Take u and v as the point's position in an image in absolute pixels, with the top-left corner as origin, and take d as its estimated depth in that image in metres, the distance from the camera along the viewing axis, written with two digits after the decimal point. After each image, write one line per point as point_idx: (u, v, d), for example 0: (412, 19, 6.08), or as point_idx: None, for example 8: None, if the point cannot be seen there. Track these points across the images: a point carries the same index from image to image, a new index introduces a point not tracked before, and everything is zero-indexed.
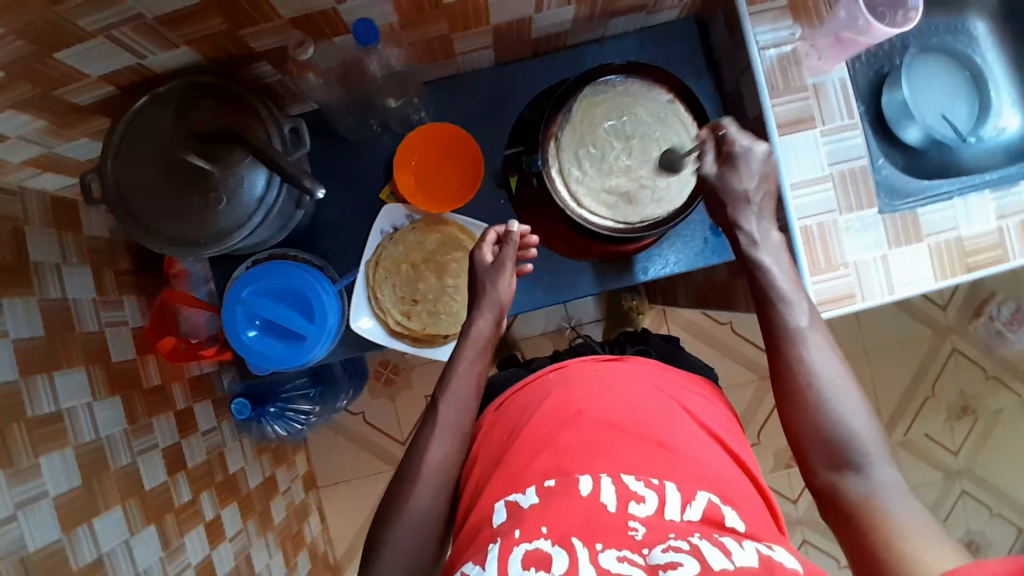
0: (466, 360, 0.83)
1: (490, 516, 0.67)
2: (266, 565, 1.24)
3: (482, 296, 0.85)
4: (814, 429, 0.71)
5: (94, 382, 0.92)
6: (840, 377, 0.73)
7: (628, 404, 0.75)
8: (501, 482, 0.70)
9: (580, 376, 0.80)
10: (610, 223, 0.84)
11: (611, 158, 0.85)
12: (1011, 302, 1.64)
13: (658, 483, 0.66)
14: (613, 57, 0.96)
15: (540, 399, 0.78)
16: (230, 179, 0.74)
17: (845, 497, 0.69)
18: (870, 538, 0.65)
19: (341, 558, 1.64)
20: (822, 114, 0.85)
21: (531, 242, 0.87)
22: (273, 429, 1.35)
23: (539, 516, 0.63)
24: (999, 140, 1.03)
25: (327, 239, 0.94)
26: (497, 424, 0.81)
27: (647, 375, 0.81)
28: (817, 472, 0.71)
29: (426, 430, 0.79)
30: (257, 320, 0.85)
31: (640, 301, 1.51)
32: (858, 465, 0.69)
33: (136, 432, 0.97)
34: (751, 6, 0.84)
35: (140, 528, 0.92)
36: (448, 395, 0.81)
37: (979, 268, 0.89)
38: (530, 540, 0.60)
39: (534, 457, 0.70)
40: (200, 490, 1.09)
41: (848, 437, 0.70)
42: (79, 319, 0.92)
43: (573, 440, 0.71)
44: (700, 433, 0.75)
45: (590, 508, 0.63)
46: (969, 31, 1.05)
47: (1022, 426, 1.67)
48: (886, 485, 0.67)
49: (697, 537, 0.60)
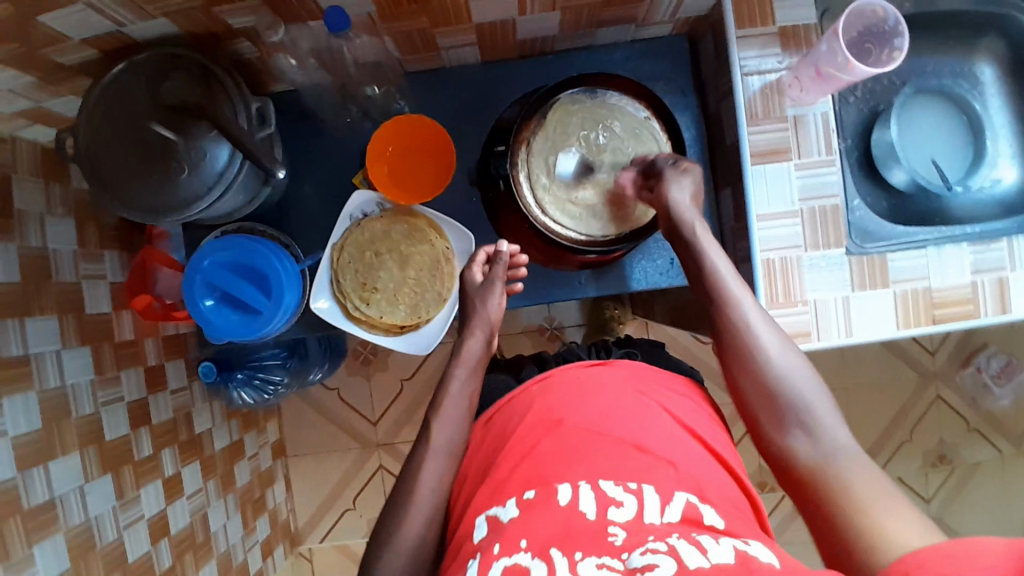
0: (457, 381, 0.83)
1: (472, 531, 0.66)
2: (221, 525, 1.26)
3: (473, 315, 0.87)
4: (765, 399, 0.73)
5: (65, 331, 0.93)
6: (784, 345, 0.75)
7: (603, 412, 0.72)
8: (484, 496, 0.69)
9: (561, 385, 0.77)
10: (573, 234, 0.85)
11: (579, 168, 0.86)
12: (1002, 355, 1.59)
13: (636, 487, 0.63)
14: (601, 66, 0.96)
15: (520, 412, 0.76)
16: (193, 151, 0.75)
17: (798, 462, 0.70)
18: (823, 494, 0.66)
19: (302, 527, 1.65)
20: (800, 148, 0.85)
21: (521, 263, 0.91)
22: (239, 396, 1.33)
23: (518, 529, 0.61)
24: (992, 193, 1.00)
25: (298, 218, 0.96)
26: (484, 437, 0.79)
27: (628, 376, 0.78)
28: (770, 440, 0.73)
29: (418, 453, 0.78)
30: (217, 290, 0.86)
31: (623, 311, 1.50)
32: (806, 424, 0.71)
33: (102, 383, 0.99)
34: (739, 29, 0.84)
35: (96, 474, 0.94)
36: (440, 418, 0.80)
37: (944, 321, 0.88)
38: (510, 555, 0.58)
39: (511, 471, 0.69)
40: (163, 446, 1.11)
41: (794, 399, 0.72)
42: (56, 269, 0.93)
43: (551, 450, 0.69)
44: (679, 432, 0.72)
45: (569, 517, 0.60)
46: (975, 76, 1.02)
47: (998, 482, 1.63)
48: (833, 440, 0.69)
49: (674, 537, 0.56)
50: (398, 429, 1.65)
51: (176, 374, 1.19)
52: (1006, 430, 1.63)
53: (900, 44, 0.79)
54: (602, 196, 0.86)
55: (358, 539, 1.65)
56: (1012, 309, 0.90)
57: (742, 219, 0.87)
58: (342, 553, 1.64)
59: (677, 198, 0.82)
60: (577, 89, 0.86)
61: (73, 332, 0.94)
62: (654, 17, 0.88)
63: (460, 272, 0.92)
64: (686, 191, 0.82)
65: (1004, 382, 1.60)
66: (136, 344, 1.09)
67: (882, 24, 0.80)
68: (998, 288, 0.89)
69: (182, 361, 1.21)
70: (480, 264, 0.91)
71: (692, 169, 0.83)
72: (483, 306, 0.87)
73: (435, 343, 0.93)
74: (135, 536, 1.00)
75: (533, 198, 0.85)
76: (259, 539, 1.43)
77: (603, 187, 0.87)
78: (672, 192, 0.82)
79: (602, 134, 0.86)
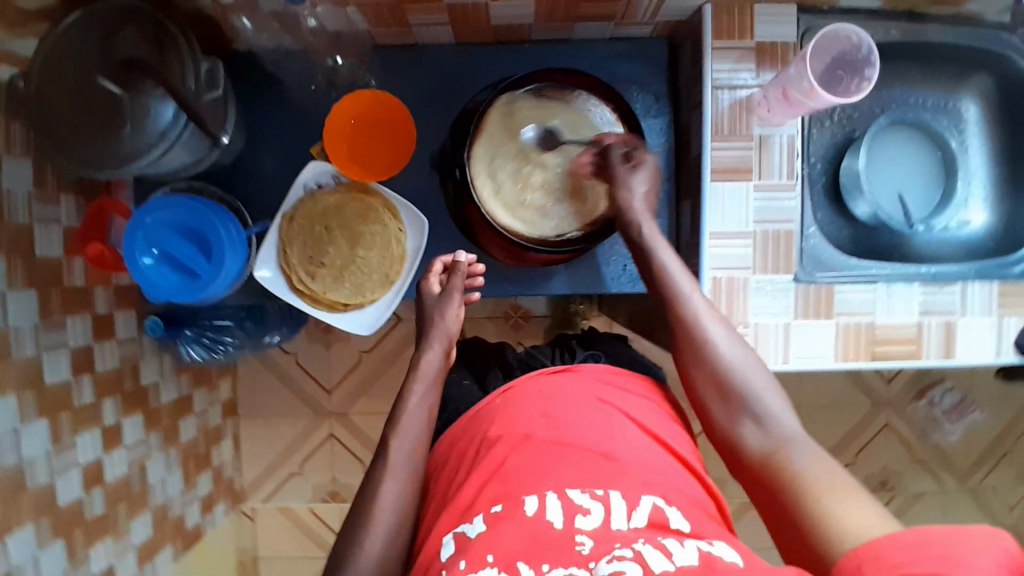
0: (417, 396, 0.78)
1: (438, 551, 0.62)
2: (160, 478, 1.20)
3: (432, 327, 0.85)
4: (712, 391, 0.75)
5: (12, 272, 0.85)
6: (736, 343, 0.77)
7: (564, 420, 0.69)
8: (450, 516, 0.64)
9: (521, 396, 0.73)
10: (516, 226, 0.86)
11: (528, 165, 0.87)
12: (956, 392, 1.56)
13: (603, 493, 0.61)
14: (576, 60, 0.94)
15: (482, 426, 0.72)
16: (137, 107, 0.73)
17: (746, 449, 0.71)
18: (775, 480, 0.67)
19: (247, 486, 1.57)
20: (761, 169, 0.86)
21: (479, 271, 0.91)
22: (188, 353, 1.25)
23: (485, 543, 0.58)
24: (958, 234, 1.00)
25: (250, 183, 0.95)
26: (450, 455, 0.75)
27: (591, 384, 0.74)
28: (720, 431, 0.74)
29: (377, 470, 0.73)
30: (155, 250, 0.84)
31: (588, 306, 1.42)
32: (759, 416, 0.72)
33: (47, 327, 0.91)
34: (717, 41, 0.85)
35: (32, 418, 0.87)
36: (399, 435, 0.75)
37: (883, 357, 0.90)
38: (476, 570, 0.55)
39: (479, 490, 0.64)
40: (105, 394, 1.04)
41: (745, 391, 0.73)
42: (9, 208, 0.84)
43: (518, 463, 0.65)
44: (646, 438, 0.69)
45: (537, 528, 0.58)
46: (959, 113, 1.01)
47: (944, 516, 1.60)
48: (784, 430, 0.70)
49: (640, 542, 0.55)
50: (353, 400, 1.55)
51: (125, 325, 1.11)
52: (957, 465, 1.58)
53: (869, 75, 0.81)
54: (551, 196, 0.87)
55: (304, 504, 1.56)
56: (955, 355, 0.91)
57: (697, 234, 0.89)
58: (285, 516, 1.56)
59: (632, 194, 0.86)
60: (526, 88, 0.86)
61: (20, 273, 0.86)
62: (633, 16, 0.86)
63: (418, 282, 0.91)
64: (641, 187, 0.87)
65: (955, 418, 1.57)
66: (86, 292, 1.01)
67: (856, 52, 0.82)
68: (944, 331, 0.90)
69: (134, 312, 1.14)
70: (439, 276, 0.90)
71: (648, 161, 0.88)
72: (440, 317, 0.86)
73: (379, 324, 0.92)
74: (67, 482, 0.94)
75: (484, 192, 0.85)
76: (200, 494, 1.36)
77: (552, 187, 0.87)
78: (627, 188, 0.86)
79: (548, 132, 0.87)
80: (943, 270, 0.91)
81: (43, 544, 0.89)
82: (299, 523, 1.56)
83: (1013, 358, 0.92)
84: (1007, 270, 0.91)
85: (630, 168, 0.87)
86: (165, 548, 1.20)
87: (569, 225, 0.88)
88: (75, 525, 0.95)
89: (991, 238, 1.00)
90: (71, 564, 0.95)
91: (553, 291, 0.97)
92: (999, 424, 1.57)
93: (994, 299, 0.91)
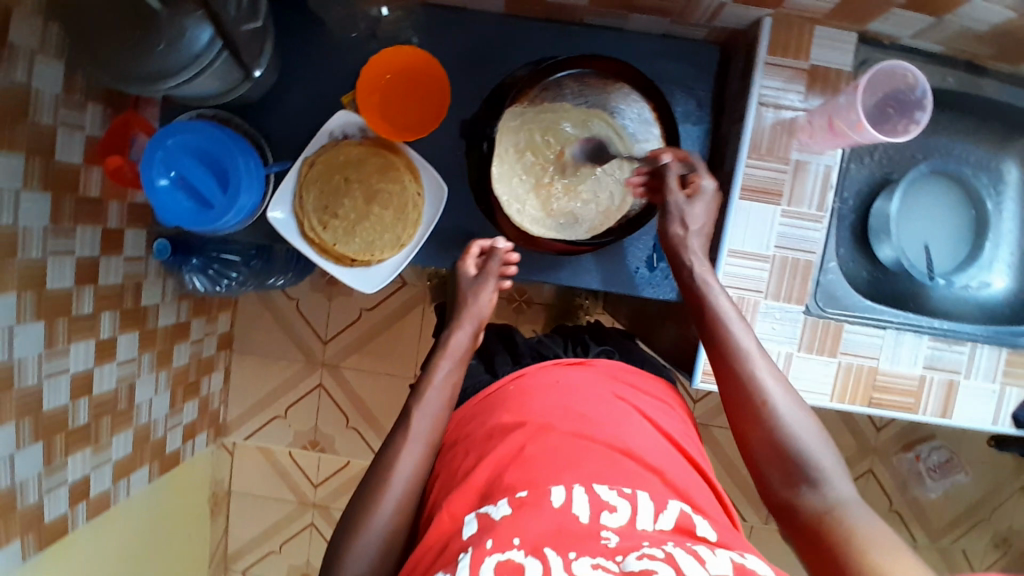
0: (443, 370, 0.77)
1: (460, 528, 0.60)
2: (147, 399, 1.22)
3: (464, 307, 0.83)
4: (769, 448, 0.70)
5: (29, 173, 0.85)
6: (793, 397, 0.72)
7: (585, 413, 0.68)
8: (465, 498, 0.63)
9: (538, 384, 0.73)
10: (534, 211, 0.88)
11: (548, 153, 0.87)
12: (944, 451, 1.54)
13: (630, 492, 0.60)
14: (624, 52, 0.92)
15: (498, 411, 0.71)
16: (175, 24, 0.70)
17: (802, 512, 0.67)
18: (832, 549, 0.62)
19: (230, 420, 1.58)
20: (792, 194, 0.84)
21: (514, 260, 0.87)
22: (191, 280, 1.26)
23: (511, 525, 0.56)
24: (976, 296, 0.98)
25: (279, 121, 0.94)
26: (465, 431, 0.73)
27: (605, 380, 0.75)
28: (775, 491, 0.69)
29: (396, 439, 0.71)
30: (172, 173, 0.84)
31: (593, 302, 1.41)
32: (816, 481, 0.67)
33: (55, 232, 0.91)
34: (771, 56, 0.82)
35: (28, 319, 0.88)
36: (422, 405, 0.74)
37: (880, 406, 0.88)
38: (502, 551, 0.53)
39: (498, 473, 0.63)
40: (104, 308, 1.05)
41: (803, 454, 0.68)
42: (35, 109, 0.84)
43: (541, 452, 0.63)
44: (666, 444, 0.69)
45: (562, 518, 0.56)
46: (999, 173, 0.98)
47: None
48: (841, 496, 0.66)
49: (670, 544, 0.54)
50: (346, 354, 1.56)
51: (134, 243, 1.11)
52: (931, 523, 1.57)
53: (920, 118, 0.79)
54: (566, 188, 0.88)
55: (283, 447, 1.58)
56: (952, 416, 0.90)
57: (714, 249, 0.87)
58: (263, 455, 1.58)
59: (686, 231, 0.80)
60: (557, 76, 0.87)
61: (37, 175, 0.86)
62: (690, 17, 0.84)
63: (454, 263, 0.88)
64: (696, 222, 0.80)
65: (938, 476, 1.55)
66: (100, 204, 1.01)
67: (908, 93, 0.80)
68: (946, 389, 0.89)
69: (143, 231, 1.14)
70: (475, 259, 0.87)
71: (706, 187, 0.80)
72: (473, 298, 0.83)
73: (383, 285, 0.91)
74: (54, 387, 0.94)
75: (499, 173, 0.87)
76: (183, 421, 1.38)
77: (569, 179, 0.88)
78: (682, 224, 0.80)
79: (571, 125, 0.87)
80: (955, 327, 0.89)
81: (22, 446, 0.90)
82: (275, 465, 1.58)
83: (1009, 429, 0.90)
84: (1019, 339, 0.89)
85: (685, 196, 0.81)
86: (142, 467, 1.22)
87: (591, 222, 0.90)
88: (56, 430, 0.96)
89: (1008, 305, 0.97)
90: (47, 469, 0.96)
91: (561, 281, 0.96)
92: (980, 490, 1.56)
93: (1000, 366, 0.89)
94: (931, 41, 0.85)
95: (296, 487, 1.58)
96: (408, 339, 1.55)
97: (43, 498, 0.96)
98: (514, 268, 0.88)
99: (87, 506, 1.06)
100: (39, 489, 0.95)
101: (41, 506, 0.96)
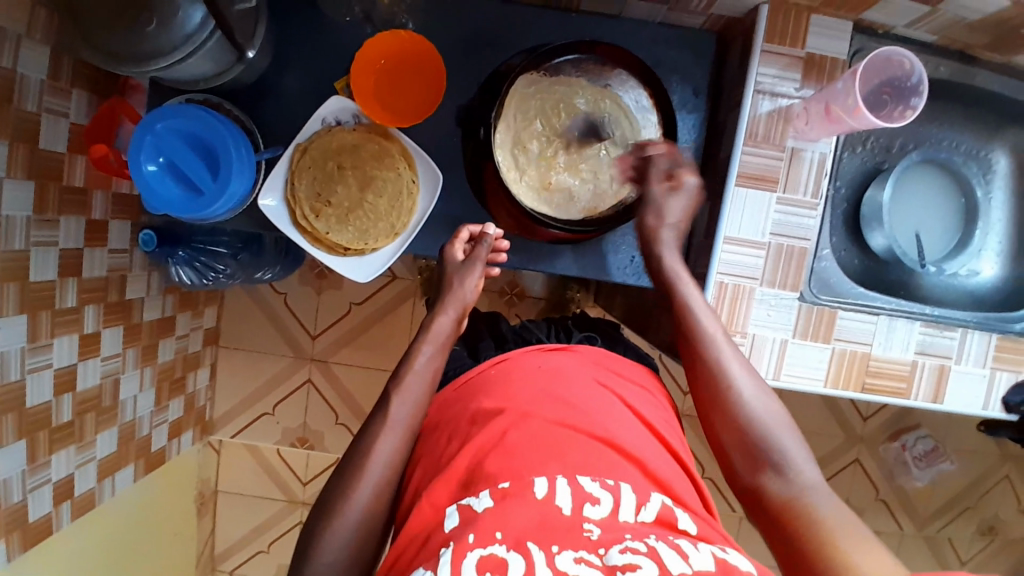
0: (425, 355, 0.76)
1: (441, 521, 0.59)
2: (132, 395, 1.19)
3: (448, 292, 0.83)
4: (734, 433, 0.70)
5: (13, 160, 0.82)
6: (758, 384, 0.72)
7: (570, 399, 0.67)
8: (446, 486, 0.62)
9: (522, 369, 0.72)
10: (525, 187, 0.86)
11: (556, 126, 0.87)
12: (929, 439, 1.55)
13: (613, 484, 0.59)
14: (622, 38, 0.92)
15: (481, 395, 0.70)
16: (166, 3, 0.70)
17: (769, 498, 0.67)
18: (797, 536, 0.63)
19: (217, 417, 1.56)
20: (787, 181, 0.85)
21: (503, 248, 0.89)
22: (176, 274, 1.21)
23: (494, 518, 0.55)
24: (965, 283, 1.00)
25: (271, 108, 0.92)
26: (446, 415, 0.72)
27: (587, 366, 0.74)
28: (740, 479, 0.70)
29: (375, 424, 0.70)
30: (161, 158, 0.83)
31: (584, 295, 1.39)
32: (783, 471, 0.67)
33: (38, 224, 0.88)
34: (768, 43, 0.83)
35: (11, 313, 0.85)
36: (402, 390, 0.73)
37: (873, 391, 0.89)
38: (485, 545, 0.52)
39: (478, 461, 0.62)
40: (88, 302, 1.02)
41: (766, 441, 0.68)
42: (19, 95, 0.82)
43: (521, 440, 0.62)
44: (646, 432, 0.68)
45: (545, 510, 0.56)
46: (987, 164, 1.00)
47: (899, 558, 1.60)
48: (806, 479, 0.66)
49: (653, 537, 0.55)
50: (336, 349, 1.54)
51: (118, 234, 1.09)
52: (917, 513, 1.59)
53: (915, 104, 0.81)
54: (568, 164, 0.87)
55: (271, 445, 1.55)
56: (943, 400, 0.91)
57: (709, 236, 0.88)
58: (250, 452, 1.55)
59: (661, 222, 0.82)
60: (554, 61, 0.86)
61: (20, 163, 0.84)
62: (687, 4, 0.85)
63: (442, 244, 0.88)
64: (673, 217, 0.82)
65: (924, 465, 1.57)
66: (85, 195, 0.98)
67: (906, 79, 0.81)
68: (937, 374, 0.90)
69: (129, 223, 1.12)
70: (463, 244, 0.87)
71: (689, 183, 0.83)
72: (458, 284, 0.83)
73: (376, 274, 0.90)
74: (38, 383, 0.92)
75: (501, 139, 0.85)
76: (170, 418, 1.35)
77: (573, 156, 0.87)
78: (658, 215, 0.82)
79: (585, 100, 0.87)
80: (946, 313, 0.90)
81: (5, 443, 0.87)
82: (264, 463, 1.56)
83: (998, 413, 0.92)
84: (1009, 325, 0.91)
85: (666, 189, 0.83)
86: (128, 465, 1.19)
87: (585, 203, 0.88)
88: (41, 427, 0.93)
89: (995, 291, 0.99)
90: (30, 466, 0.93)
91: (555, 270, 0.95)
92: (966, 479, 1.59)
93: (990, 351, 0.91)
94: (925, 30, 0.87)
95: (286, 485, 1.56)
96: (399, 332, 1.53)
97: (27, 497, 0.93)
98: (502, 254, 0.90)
99: (72, 505, 1.03)
100: (23, 488, 0.92)
101: (25, 505, 0.93)
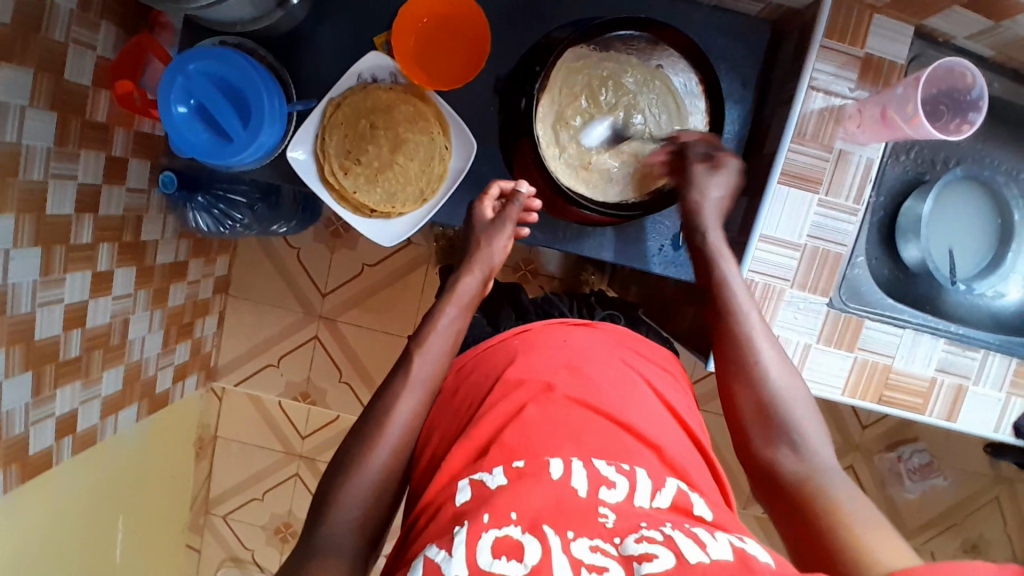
0: (448, 317, 0.76)
1: (452, 495, 0.58)
2: (140, 336, 1.19)
3: (476, 252, 0.82)
4: (753, 404, 0.70)
5: (38, 90, 0.80)
6: (788, 367, 0.72)
7: (591, 376, 0.68)
8: (462, 453, 0.62)
9: (546, 341, 0.72)
10: (562, 164, 0.84)
11: (601, 103, 0.84)
12: (926, 453, 1.57)
13: (628, 469, 0.59)
14: (675, 19, 0.88)
15: (501, 363, 0.70)
16: None
17: (778, 471, 0.66)
18: (804, 510, 0.62)
19: (222, 365, 1.56)
20: (830, 184, 0.83)
21: (535, 209, 0.86)
22: (194, 219, 1.20)
23: (508, 499, 0.54)
24: (990, 304, 0.98)
25: (305, 60, 0.90)
26: (464, 382, 0.72)
27: (610, 344, 0.75)
28: (753, 450, 0.69)
29: (394, 386, 0.70)
30: (192, 101, 0.80)
31: (600, 278, 1.37)
32: (790, 436, 0.67)
33: (59, 156, 0.86)
34: (827, 39, 0.80)
35: (25, 245, 0.84)
36: (422, 351, 0.73)
37: (889, 403, 0.89)
38: (500, 526, 0.51)
39: (495, 433, 0.62)
40: (103, 240, 1.00)
41: (778, 402, 0.69)
42: (47, 23, 0.80)
43: (540, 415, 0.62)
44: (663, 415, 0.68)
45: (560, 492, 0.55)
46: None
47: None
48: (820, 459, 0.66)
49: (669, 526, 0.53)
50: (345, 308, 1.53)
51: (137, 175, 1.07)
52: (905, 524, 1.60)
53: (973, 118, 0.79)
54: (609, 143, 0.85)
55: (272, 397, 1.56)
56: (955, 420, 0.90)
57: (744, 234, 0.86)
58: (252, 402, 1.56)
59: (705, 198, 0.81)
60: (607, 36, 0.82)
61: (45, 92, 0.81)
62: None
63: (471, 203, 0.86)
64: (716, 191, 0.81)
65: (918, 478, 1.57)
66: (107, 131, 0.96)
67: (965, 92, 0.79)
68: (954, 394, 0.90)
69: (148, 163, 1.10)
70: (494, 201, 0.85)
71: (728, 163, 0.82)
72: (487, 245, 0.82)
73: (400, 240, 0.88)
74: (48, 317, 0.91)
75: (543, 112, 0.83)
76: (175, 361, 1.35)
77: (615, 136, 0.85)
78: (702, 191, 0.81)
79: (632, 79, 0.85)
80: (969, 333, 0.90)
81: (11, 374, 0.86)
82: (265, 413, 1.57)
83: (1008, 438, 0.91)
84: None
85: (708, 169, 0.82)
86: (131, 405, 1.20)
87: (624, 185, 0.86)
88: (47, 361, 0.93)
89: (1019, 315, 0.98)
90: (35, 400, 0.93)
91: (581, 252, 0.93)
92: (956, 494, 1.60)
93: (1008, 376, 0.91)
94: (985, 44, 0.84)
95: (284, 437, 1.57)
96: (410, 298, 1.53)
97: (29, 429, 0.93)
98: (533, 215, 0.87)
99: (73, 441, 1.04)
100: (25, 420, 0.92)
101: (27, 437, 0.93)
